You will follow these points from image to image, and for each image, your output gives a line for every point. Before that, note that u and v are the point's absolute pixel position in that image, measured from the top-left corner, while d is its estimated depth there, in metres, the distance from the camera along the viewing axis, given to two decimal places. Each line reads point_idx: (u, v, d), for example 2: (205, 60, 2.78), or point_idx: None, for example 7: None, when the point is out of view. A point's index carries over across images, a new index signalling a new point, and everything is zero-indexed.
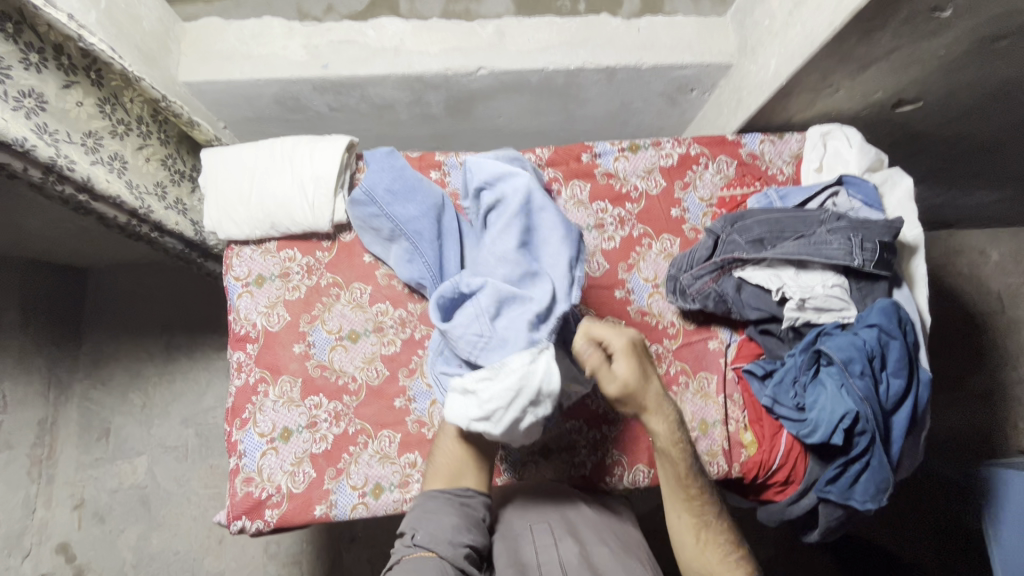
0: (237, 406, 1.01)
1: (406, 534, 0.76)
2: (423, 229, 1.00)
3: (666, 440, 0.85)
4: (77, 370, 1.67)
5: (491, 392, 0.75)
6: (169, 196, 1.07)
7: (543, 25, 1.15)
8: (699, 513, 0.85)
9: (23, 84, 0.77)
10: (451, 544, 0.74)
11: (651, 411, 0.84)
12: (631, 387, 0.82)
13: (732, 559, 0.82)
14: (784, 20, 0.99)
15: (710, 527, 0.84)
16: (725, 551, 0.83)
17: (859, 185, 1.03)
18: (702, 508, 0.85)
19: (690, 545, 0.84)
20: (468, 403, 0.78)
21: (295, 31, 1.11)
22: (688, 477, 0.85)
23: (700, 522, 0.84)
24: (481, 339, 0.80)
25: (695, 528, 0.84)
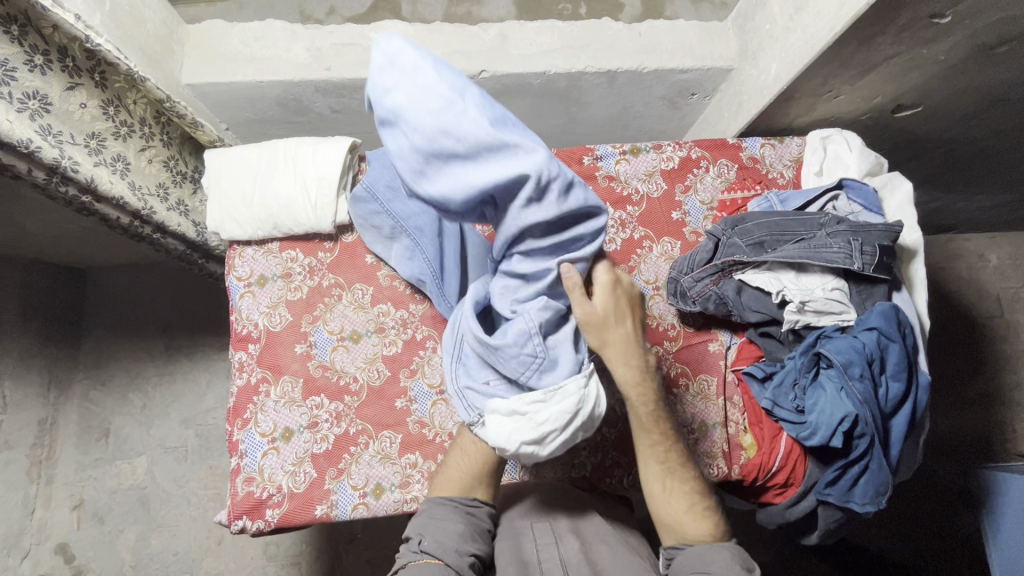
0: (238, 406, 1.02)
1: (412, 540, 0.77)
2: (423, 225, 1.01)
3: (632, 385, 0.80)
4: (77, 370, 1.68)
5: (548, 416, 0.77)
6: (171, 197, 1.07)
7: (545, 29, 1.16)
8: (664, 462, 0.83)
9: (29, 86, 0.78)
10: (457, 553, 0.75)
11: (615, 352, 0.79)
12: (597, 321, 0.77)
13: (700, 513, 0.82)
14: (784, 25, 1.00)
15: (675, 476, 0.83)
16: (691, 501, 0.83)
17: (859, 189, 1.03)
18: (666, 457, 0.83)
19: (656, 494, 0.84)
20: (521, 426, 0.77)
21: (298, 34, 1.12)
22: (654, 425, 0.82)
23: (665, 471, 0.83)
24: (535, 359, 0.77)
25: (661, 478, 0.83)
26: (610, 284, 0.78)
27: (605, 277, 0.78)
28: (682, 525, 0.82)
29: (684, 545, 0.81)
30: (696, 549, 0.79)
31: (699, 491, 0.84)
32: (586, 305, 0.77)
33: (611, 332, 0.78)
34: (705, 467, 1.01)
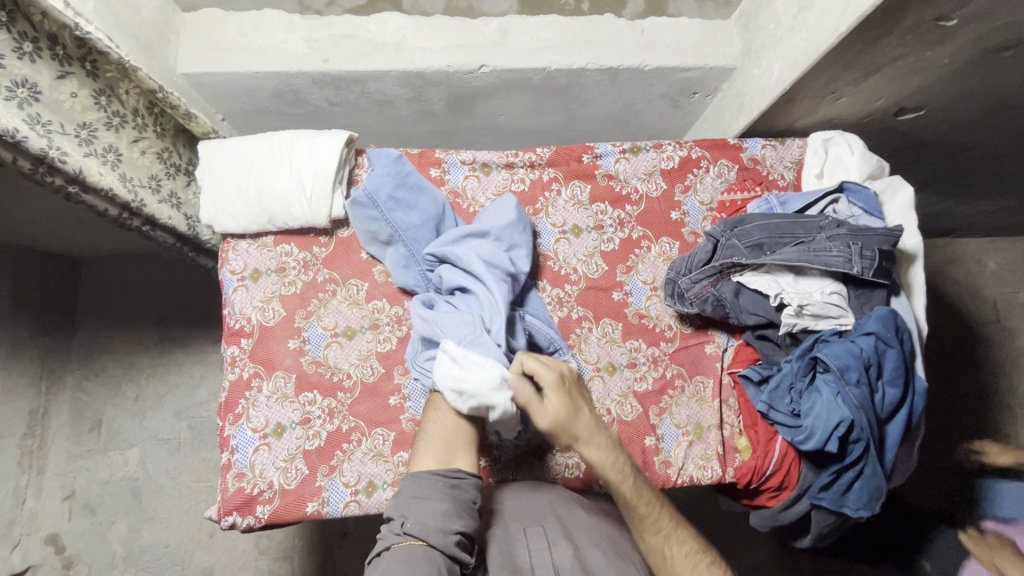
0: (230, 401, 1.00)
1: (394, 521, 0.74)
2: (423, 238, 1.02)
3: (612, 468, 0.83)
4: (70, 361, 1.66)
5: (469, 363, 0.84)
6: (163, 189, 1.06)
7: (547, 24, 1.14)
8: (658, 525, 0.83)
9: (17, 74, 0.76)
10: (442, 532, 0.72)
11: (587, 440, 0.83)
12: (560, 422, 0.82)
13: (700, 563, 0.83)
14: (789, 25, 0.99)
15: (675, 543, 0.83)
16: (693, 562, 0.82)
17: (859, 193, 1.03)
18: (659, 526, 0.83)
19: (660, 564, 0.81)
20: (449, 372, 0.85)
21: (296, 24, 1.10)
22: (638, 497, 0.83)
23: (662, 540, 0.82)
24: (471, 335, 0.90)
25: (660, 547, 0.82)
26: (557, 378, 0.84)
27: (551, 378, 0.84)
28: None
29: None
30: None
31: (698, 547, 0.84)
32: (541, 407, 0.83)
33: (577, 424, 0.83)
34: (699, 469, 1.01)
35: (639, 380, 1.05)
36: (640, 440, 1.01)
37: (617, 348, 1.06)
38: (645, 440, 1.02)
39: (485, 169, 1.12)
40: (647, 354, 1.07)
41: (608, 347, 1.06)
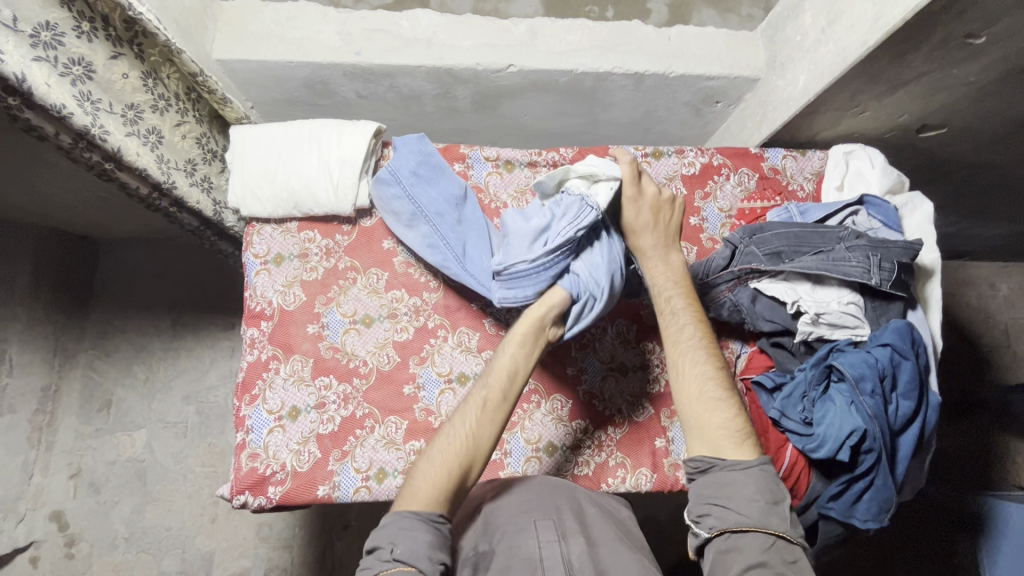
0: (247, 381, 1.02)
1: (381, 549, 0.68)
2: (444, 210, 1.02)
3: (653, 269, 0.91)
4: (84, 339, 1.69)
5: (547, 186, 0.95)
6: (197, 173, 1.08)
7: (575, 27, 1.16)
8: (679, 344, 0.84)
9: (75, 52, 0.78)
10: (434, 561, 0.66)
11: (638, 233, 0.92)
12: (630, 219, 0.92)
13: (712, 401, 0.79)
14: (816, 37, 1.00)
15: (686, 361, 0.83)
16: (705, 380, 0.80)
17: (880, 206, 1.03)
18: (680, 341, 0.85)
19: (675, 378, 0.83)
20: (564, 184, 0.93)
21: (330, 17, 1.13)
22: (666, 306, 0.88)
23: (678, 354, 0.84)
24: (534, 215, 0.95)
25: (674, 358, 0.84)
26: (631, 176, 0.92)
27: (631, 186, 0.92)
28: (698, 415, 0.79)
29: (716, 459, 0.75)
30: (715, 473, 0.75)
31: (720, 380, 0.81)
32: (627, 209, 0.92)
33: (641, 231, 0.92)
34: None
35: (651, 382, 1.06)
36: (650, 441, 1.03)
37: (631, 349, 1.07)
38: (655, 442, 1.03)
39: (508, 167, 1.13)
40: (660, 356, 1.07)
41: (623, 348, 1.07)
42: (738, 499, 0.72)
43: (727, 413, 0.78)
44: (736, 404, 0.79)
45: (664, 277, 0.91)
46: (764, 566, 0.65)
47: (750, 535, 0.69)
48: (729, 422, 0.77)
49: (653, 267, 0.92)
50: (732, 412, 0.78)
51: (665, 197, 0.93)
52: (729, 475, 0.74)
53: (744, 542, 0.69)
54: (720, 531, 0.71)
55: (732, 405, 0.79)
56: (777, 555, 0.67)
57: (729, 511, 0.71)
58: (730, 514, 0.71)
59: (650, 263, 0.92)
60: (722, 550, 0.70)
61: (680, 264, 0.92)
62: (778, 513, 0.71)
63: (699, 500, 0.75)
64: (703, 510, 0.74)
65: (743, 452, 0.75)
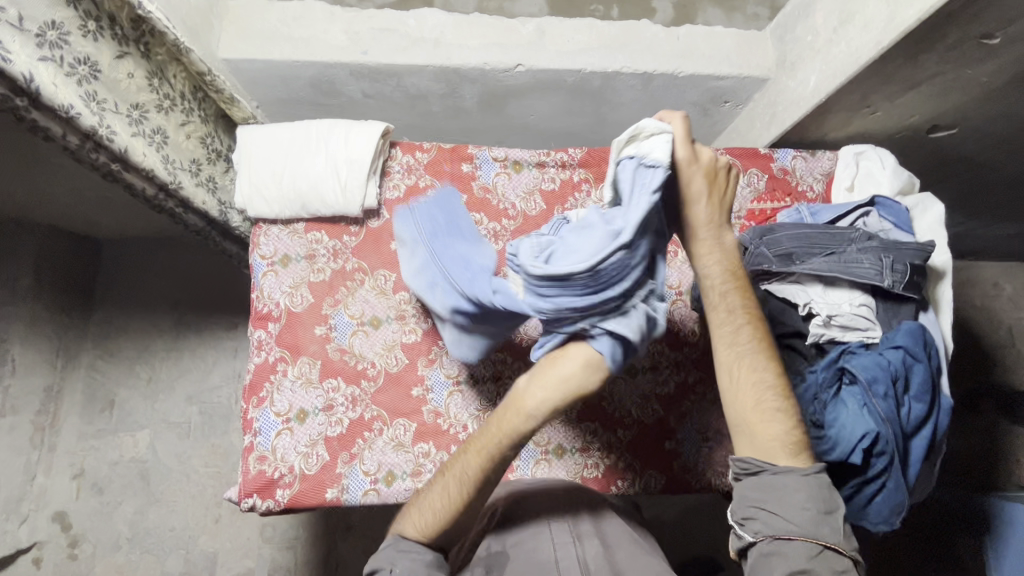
0: (254, 383, 1.01)
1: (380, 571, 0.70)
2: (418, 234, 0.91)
3: (706, 254, 0.76)
4: (86, 340, 1.68)
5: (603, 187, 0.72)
6: (202, 173, 1.07)
7: (583, 26, 1.15)
8: (734, 348, 0.76)
9: (80, 52, 0.77)
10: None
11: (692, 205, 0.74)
12: (685, 193, 0.73)
13: (767, 411, 0.73)
14: (828, 37, 0.99)
15: (743, 365, 0.75)
16: (758, 388, 0.74)
17: (891, 207, 1.02)
18: (734, 340, 0.76)
19: (726, 383, 0.75)
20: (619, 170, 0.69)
21: (337, 16, 1.12)
22: (721, 302, 0.76)
23: (733, 359, 0.75)
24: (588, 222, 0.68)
25: (726, 362, 0.76)
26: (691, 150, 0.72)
27: (685, 148, 0.71)
28: (752, 425, 0.73)
29: (762, 467, 0.72)
30: (757, 481, 0.72)
31: (778, 387, 0.74)
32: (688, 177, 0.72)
33: (695, 206, 0.74)
34: (718, 475, 1.03)
35: (661, 384, 1.05)
36: (659, 444, 1.03)
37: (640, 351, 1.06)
38: (665, 444, 1.03)
39: (516, 167, 1.12)
40: (670, 358, 1.06)
41: None
42: (789, 506, 0.69)
43: (783, 425, 0.73)
44: (794, 415, 0.74)
45: (716, 266, 0.76)
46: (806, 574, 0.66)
47: (797, 543, 0.68)
48: (785, 434, 0.73)
49: (703, 254, 0.76)
50: (787, 424, 0.73)
51: (724, 163, 0.73)
52: (781, 480, 0.71)
53: (790, 548, 0.68)
54: (766, 537, 0.70)
55: (790, 416, 0.74)
56: (822, 563, 0.67)
57: (778, 517, 0.70)
58: (778, 520, 0.70)
59: (699, 251, 0.76)
60: (764, 553, 0.69)
61: (735, 246, 0.77)
62: (830, 523, 0.70)
63: (744, 503, 0.72)
64: (748, 513, 0.72)
65: (799, 462, 0.72)
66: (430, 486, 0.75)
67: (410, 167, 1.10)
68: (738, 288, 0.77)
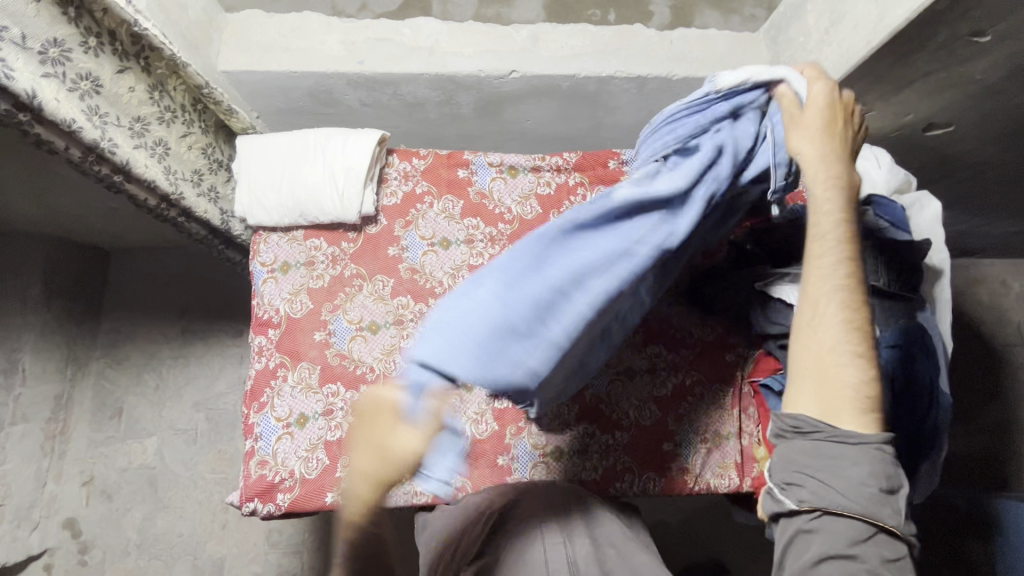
0: (255, 389, 1.03)
1: None
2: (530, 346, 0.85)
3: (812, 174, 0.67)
4: (95, 348, 1.71)
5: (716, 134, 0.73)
6: (204, 183, 1.09)
7: (577, 32, 1.17)
8: (829, 285, 0.66)
9: (82, 67, 0.80)
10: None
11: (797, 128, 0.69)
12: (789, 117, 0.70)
13: (847, 358, 0.64)
14: (819, 38, 1.00)
15: (828, 301, 0.66)
16: (841, 330, 0.65)
17: (889, 206, 0.99)
18: (822, 277, 0.66)
19: (805, 320, 0.67)
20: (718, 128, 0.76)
21: (334, 27, 1.14)
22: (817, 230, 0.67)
23: (817, 297, 0.66)
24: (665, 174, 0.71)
25: (809, 296, 0.67)
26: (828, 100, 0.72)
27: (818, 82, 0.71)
28: (822, 361, 0.65)
29: (819, 421, 0.65)
30: (817, 427, 0.65)
31: (859, 333, 0.65)
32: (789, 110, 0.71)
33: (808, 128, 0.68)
34: (717, 477, 1.03)
35: (659, 386, 1.05)
36: (658, 446, 1.03)
37: (638, 353, 1.06)
38: (664, 446, 1.03)
39: (511, 172, 1.13)
40: (667, 360, 1.06)
41: (630, 352, 1.06)
42: (844, 480, 0.63)
43: (857, 374, 0.64)
44: (872, 367, 0.65)
45: (834, 200, 0.67)
46: (853, 560, 0.60)
47: (844, 521, 0.62)
48: (859, 383, 0.64)
49: (821, 183, 0.67)
50: (864, 375, 0.64)
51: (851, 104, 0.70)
52: (835, 448, 0.64)
53: (832, 526, 0.62)
54: (809, 507, 0.64)
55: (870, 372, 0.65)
56: (873, 550, 0.60)
57: (829, 489, 0.63)
58: (827, 492, 0.63)
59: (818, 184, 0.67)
60: (805, 529, 0.64)
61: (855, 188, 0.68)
62: (890, 505, 0.62)
63: (790, 467, 0.66)
64: (792, 480, 0.66)
65: (863, 426, 0.64)
66: None
67: (407, 174, 1.12)
68: (845, 231, 0.67)
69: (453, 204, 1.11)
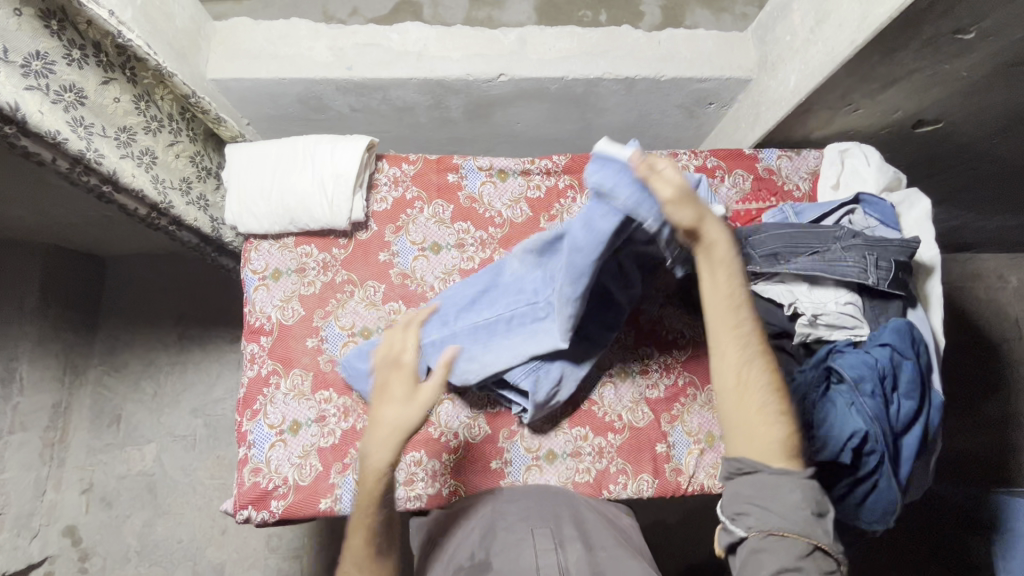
0: (248, 396, 1.03)
1: None
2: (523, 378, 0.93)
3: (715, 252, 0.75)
4: (93, 356, 1.71)
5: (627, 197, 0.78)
6: (193, 191, 1.09)
7: (565, 34, 1.16)
8: (743, 354, 0.73)
9: (66, 79, 0.80)
10: None
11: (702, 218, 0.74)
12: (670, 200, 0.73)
13: (773, 418, 0.72)
14: (806, 37, 0.99)
15: (751, 366, 0.73)
16: (761, 392, 0.72)
17: (876, 204, 1.02)
18: (733, 346, 0.74)
19: (728, 389, 0.73)
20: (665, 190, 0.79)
21: (322, 33, 1.14)
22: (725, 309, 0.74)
23: (738, 367, 0.73)
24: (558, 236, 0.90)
25: (728, 367, 0.74)
26: (678, 191, 0.72)
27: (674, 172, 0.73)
28: (752, 424, 0.72)
29: (761, 466, 0.70)
30: (752, 476, 0.70)
31: (775, 390, 0.73)
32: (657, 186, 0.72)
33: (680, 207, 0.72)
34: (710, 477, 1.03)
35: (651, 388, 1.05)
36: (651, 447, 1.03)
37: (631, 354, 1.06)
38: (657, 447, 1.03)
39: (501, 176, 1.13)
40: (660, 361, 1.07)
41: (622, 353, 1.06)
42: (784, 503, 0.67)
43: (783, 429, 0.72)
44: (792, 419, 0.72)
45: (729, 275, 0.74)
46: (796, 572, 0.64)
47: (787, 540, 0.66)
48: (786, 436, 0.71)
49: (717, 266, 0.75)
50: (789, 433, 0.72)
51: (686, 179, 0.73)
52: (768, 479, 0.69)
53: (778, 546, 0.66)
54: (756, 533, 0.68)
55: (790, 424, 0.72)
56: (812, 564, 0.65)
57: (769, 513, 0.68)
58: (769, 515, 0.68)
59: (706, 270, 0.75)
60: (753, 550, 0.67)
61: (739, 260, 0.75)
62: (822, 526, 0.68)
63: (739, 497, 0.71)
64: (740, 509, 0.70)
65: (795, 466, 0.70)
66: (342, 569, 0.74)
67: (397, 179, 1.12)
68: (743, 301, 0.75)
69: (443, 208, 1.11)
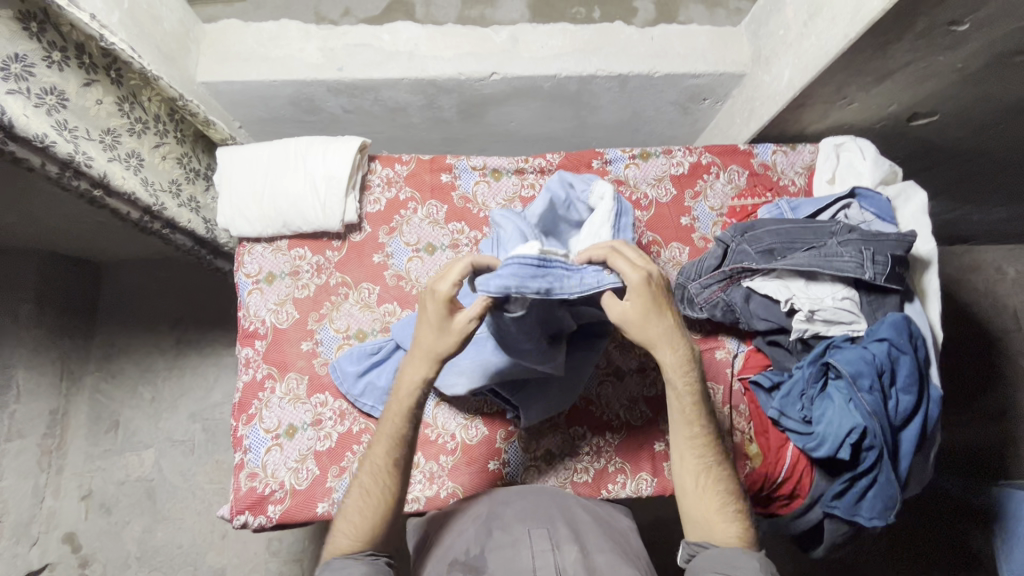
0: (243, 401, 1.02)
1: None
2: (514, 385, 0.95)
3: (678, 372, 0.76)
4: (89, 362, 1.71)
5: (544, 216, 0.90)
6: (183, 193, 1.08)
7: (557, 32, 1.15)
8: (701, 459, 0.78)
9: (46, 82, 0.79)
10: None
11: (655, 342, 0.74)
12: (623, 319, 0.74)
13: (730, 513, 0.77)
14: (799, 31, 0.99)
15: (712, 471, 0.77)
16: (720, 493, 0.77)
17: (872, 198, 1.02)
18: (694, 444, 0.78)
19: (689, 488, 0.78)
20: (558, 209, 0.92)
21: (312, 34, 1.13)
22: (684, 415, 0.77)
23: (700, 468, 0.78)
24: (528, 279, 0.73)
25: (689, 470, 0.78)
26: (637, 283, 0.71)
27: (637, 275, 0.71)
28: (710, 520, 0.77)
29: (711, 544, 0.76)
30: (705, 554, 0.75)
31: (730, 490, 0.78)
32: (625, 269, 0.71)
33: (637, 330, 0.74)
34: None
35: (649, 386, 1.05)
36: (648, 446, 1.03)
37: (628, 352, 1.06)
38: (655, 445, 1.03)
39: (495, 175, 1.13)
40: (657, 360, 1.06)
41: (618, 351, 1.06)
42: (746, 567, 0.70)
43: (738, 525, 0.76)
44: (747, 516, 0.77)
45: (688, 396, 0.77)
46: None
47: None
48: (741, 531, 0.76)
49: (679, 390, 0.76)
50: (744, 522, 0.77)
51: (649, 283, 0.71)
52: (727, 551, 0.73)
53: None
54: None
55: (745, 515, 0.77)
56: None
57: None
58: None
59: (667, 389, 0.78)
60: None
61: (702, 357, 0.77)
62: None
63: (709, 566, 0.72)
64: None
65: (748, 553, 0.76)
66: (348, 497, 0.77)
67: (390, 180, 1.11)
68: (699, 413, 0.77)
69: (437, 209, 1.11)
